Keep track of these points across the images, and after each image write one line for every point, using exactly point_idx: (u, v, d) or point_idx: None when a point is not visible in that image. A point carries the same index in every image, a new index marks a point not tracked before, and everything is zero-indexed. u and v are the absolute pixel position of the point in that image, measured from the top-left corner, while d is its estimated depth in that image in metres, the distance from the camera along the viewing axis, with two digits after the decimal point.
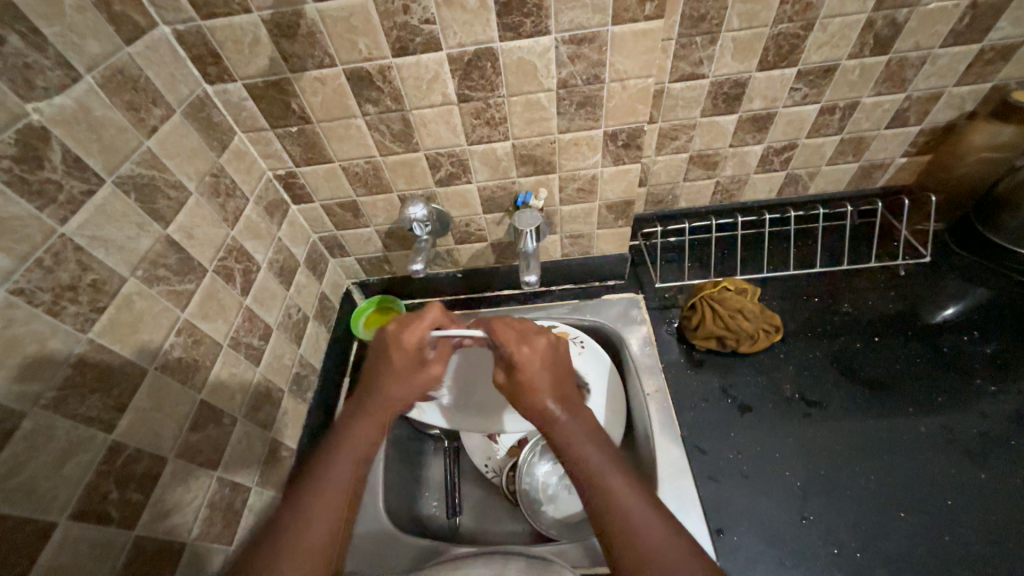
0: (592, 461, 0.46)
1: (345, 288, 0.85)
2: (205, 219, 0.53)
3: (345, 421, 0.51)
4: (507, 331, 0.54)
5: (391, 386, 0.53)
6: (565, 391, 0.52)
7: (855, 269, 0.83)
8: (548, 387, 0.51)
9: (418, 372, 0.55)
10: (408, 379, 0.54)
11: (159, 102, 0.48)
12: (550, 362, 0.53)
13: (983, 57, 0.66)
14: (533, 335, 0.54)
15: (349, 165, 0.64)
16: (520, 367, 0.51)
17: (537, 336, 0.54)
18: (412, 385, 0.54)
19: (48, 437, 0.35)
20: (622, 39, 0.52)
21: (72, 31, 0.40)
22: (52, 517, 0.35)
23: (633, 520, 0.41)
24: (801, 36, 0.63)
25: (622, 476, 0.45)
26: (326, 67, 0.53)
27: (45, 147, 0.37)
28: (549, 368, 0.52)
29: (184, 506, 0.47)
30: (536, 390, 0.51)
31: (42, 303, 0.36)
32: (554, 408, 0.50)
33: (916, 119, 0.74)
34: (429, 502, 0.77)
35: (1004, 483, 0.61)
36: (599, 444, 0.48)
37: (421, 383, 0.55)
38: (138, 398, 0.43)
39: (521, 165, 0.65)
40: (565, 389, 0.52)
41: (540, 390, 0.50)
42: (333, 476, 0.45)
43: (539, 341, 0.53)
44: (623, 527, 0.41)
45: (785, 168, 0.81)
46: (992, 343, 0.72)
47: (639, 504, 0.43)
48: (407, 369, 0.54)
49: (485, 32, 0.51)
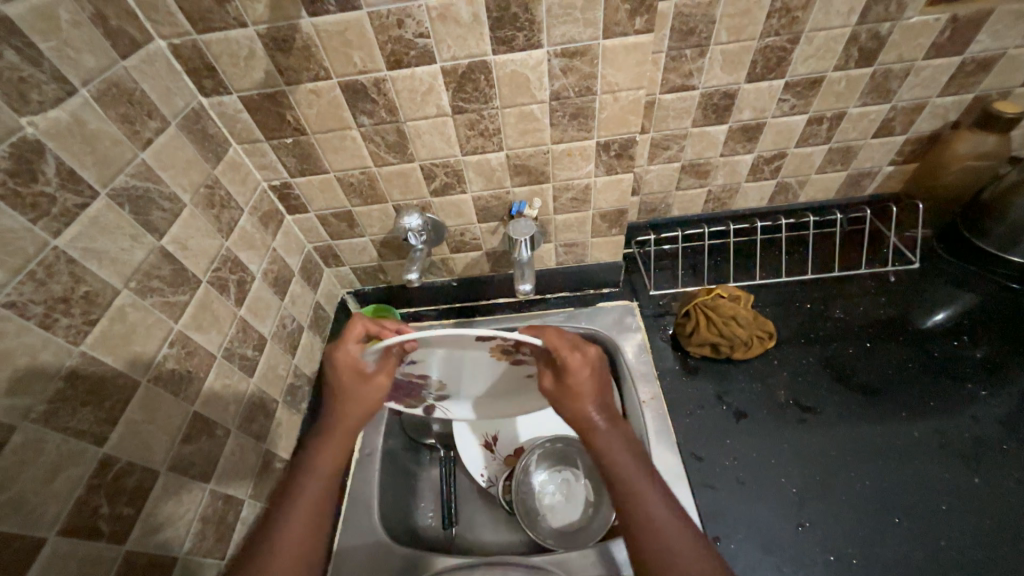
0: (626, 474, 0.45)
1: (340, 297, 0.85)
2: (200, 230, 0.53)
3: (313, 438, 0.50)
4: (558, 335, 0.48)
5: (347, 402, 0.51)
6: (609, 401, 0.50)
7: (846, 276, 0.84)
8: (592, 398, 0.48)
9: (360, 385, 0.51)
10: (354, 395, 0.51)
11: (154, 115, 0.48)
12: (596, 370, 0.49)
13: (965, 68, 0.68)
14: (584, 342, 0.49)
15: (344, 176, 0.65)
16: (568, 372, 0.48)
17: (587, 343, 0.50)
18: (361, 397, 0.51)
19: (39, 451, 0.35)
20: (613, 52, 0.53)
21: (68, 46, 0.40)
22: (40, 533, 0.34)
23: (664, 533, 0.42)
24: (788, 49, 0.64)
25: (657, 489, 0.45)
26: (322, 80, 0.54)
27: (39, 160, 0.37)
28: (597, 378, 0.49)
29: (175, 519, 0.46)
30: (580, 397, 0.48)
31: (33, 315, 0.36)
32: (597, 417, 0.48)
33: (902, 129, 0.76)
34: (425, 513, 0.76)
35: (996, 486, 0.61)
36: (638, 456, 0.47)
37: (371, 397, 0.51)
38: (130, 410, 0.42)
39: (515, 175, 0.66)
40: (608, 398, 0.50)
41: (585, 398, 0.48)
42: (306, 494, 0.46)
43: (587, 348, 0.50)
44: (652, 540, 0.42)
45: (776, 176, 0.82)
46: (981, 347, 0.73)
47: (668, 519, 0.43)
48: (349, 385, 0.51)
49: (478, 46, 0.52)
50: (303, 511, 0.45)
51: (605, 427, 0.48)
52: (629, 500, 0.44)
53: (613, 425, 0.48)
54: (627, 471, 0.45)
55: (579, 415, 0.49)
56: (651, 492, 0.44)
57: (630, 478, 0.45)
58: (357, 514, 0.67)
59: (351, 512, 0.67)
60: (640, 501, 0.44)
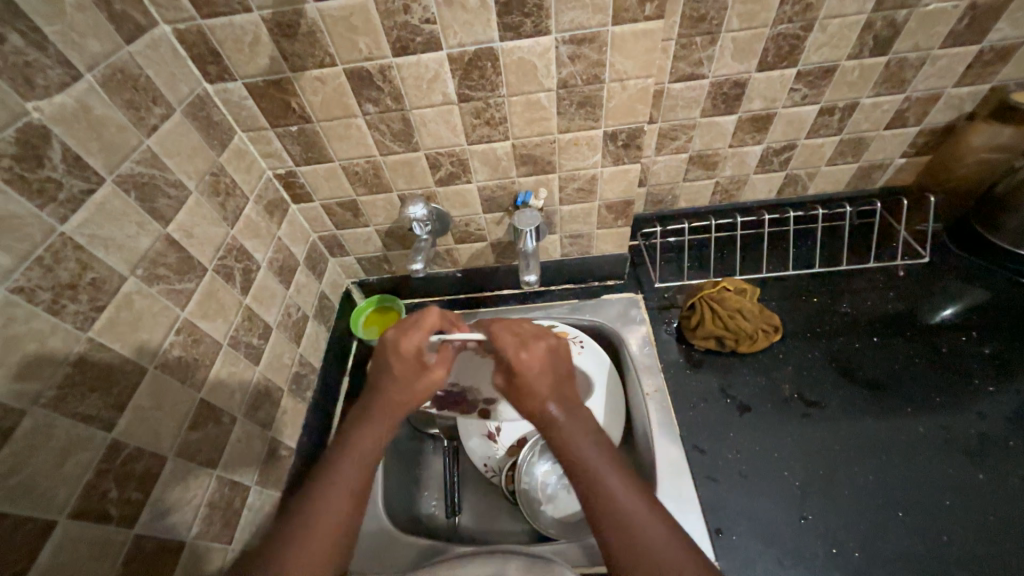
0: (591, 463, 0.45)
1: (345, 287, 0.85)
2: (205, 218, 0.53)
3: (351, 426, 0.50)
4: (506, 338, 0.54)
5: (399, 390, 0.52)
6: (565, 394, 0.51)
7: (854, 270, 0.83)
8: (547, 392, 0.50)
9: (419, 376, 0.53)
10: (410, 385, 0.53)
11: (159, 101, 0.48)
12: (550, 365, 0.52)
13: (983, 58, 0.66)
14: (531, 340, 0.53)
15: (349, 165, 0.64)
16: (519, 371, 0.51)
17: (537, 340, 0.53)
18: (415, 389, 0.53)
19: (48, 435, 0.35)
20: (622, 39, 0.52)
21: (72, 30, 0.40)
22: (51, 516, 0.35)
23: (631, 522, 0.42)
24: (801, 37, 0.63)
25: (620, 478, 0.45)
26: (326, 67, 0.53)
27: (45, 146, 0.37)
28: (548, 373, 0.51)
29: (183, 504, 0.47)
30: (536, 394, 0.50)
31: (41, 301, 0.36)
32: (553, 409, 0.49)
33: (915, 120, 0.74)
34: (428, 502, 0.77)
35: (1001, 482, 0.61)
36: (599, 445, 0.47)
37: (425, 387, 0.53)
38: (137, 397, 0.43)
39: (521, 165, 0.65)
40: (565, 390, 0.51)
41: (541, 394, 0.50)
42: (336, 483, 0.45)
43: (536, 346, 0.53)
44: (620, 530, 0.42)
45: (785, 168, 0.81)
46: (990, 343, 0.72)
47: (637, 507, 0.43)
48: (406, 374, 0.53)
49: (485, 32, 0.51)
50: (341, 497, 0.45)
51: (563, 419, 0.48)
52: (593, 492, 0.44)
53: (572, 417, 0.49)
54: (589, 461, 0.46)
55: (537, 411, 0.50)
56: (616, 482, 0.44)
57: (592, 467, 0.45)
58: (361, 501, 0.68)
59: None
60: (606, 493, 0.44)
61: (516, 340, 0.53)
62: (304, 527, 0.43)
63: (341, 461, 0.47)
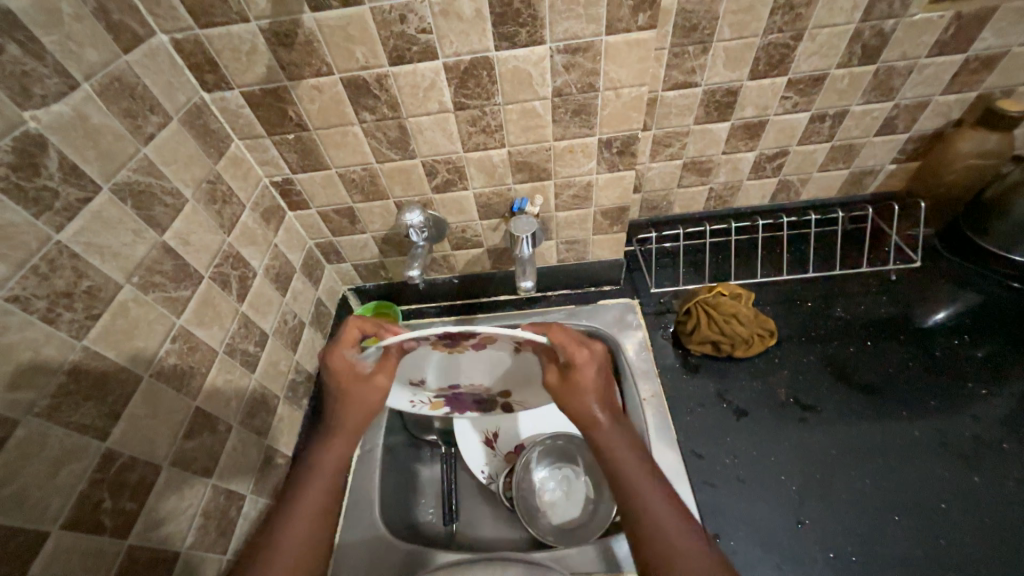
0: (628, 471, 0.46)
1: (342, 294, 0.85)
2: (202, 226, 0.53)
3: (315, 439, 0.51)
4: (563, 334, 0.51)
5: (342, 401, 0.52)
6: (612, 398, 0.51)
7: (847, 274, 0.84)
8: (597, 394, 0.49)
9: (356, 384, 0.53)
10: (352, 395, 0.53)
11: (156, 110, 0.48)
12: (601, 368, 0.51)
13: (969, 66, 0.68)
14: (586, 342, 0.51)
15: (345, 172, 0.65)
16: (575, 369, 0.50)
17: (593, 340, 0.52)
18: (358, 395, 0.53)
19: (42, 444, 0.35)
20: (616, 49, 0.53)
21: (70, 40, 0.40)
22: (44, 527, 0.34)
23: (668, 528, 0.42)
24: (792, 46, 0.64)
25: (661, 487, 0.45)
26: (324, 75, 0.54)
27: (41, 155, 0.37)
28: (601, 374, 0.50)
29: (178, 514, 0.46)
30: (586, 394, 0.49)
31: (37, 310, 0.36)
32: (601, 414, 0.48)
33: (904, 127, 0.76)
34: (425, 510, 0.76)
35: (995, 485, 0.61)
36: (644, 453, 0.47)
37: (371, 396, 0.53)
38: (132, 405, 0.42)
39: (517, 172, 0.66)
40: (612, 394, 0.51)
41: (588, 395, 0.49)
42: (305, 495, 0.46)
43: (592, 346, 0.51)
44: (654, 536, 0.42)
45: (778, 174, 0.82)
46: (982, 347, 0.73)
47: (670, 515, 0.43)
48: (348, 386, 0.53)
49: (480, 41, 0.52)
50: (310, 509, 0.45)
51: (605, 422, 0.48)
52: (633, 496, 0.45)
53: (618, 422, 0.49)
54: (627, 466, 0.46)
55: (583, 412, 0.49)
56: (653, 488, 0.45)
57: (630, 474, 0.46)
58: (358, 509, 0.67)
59: (352, 508, 0.67)
60: (647, 505, 0.44)
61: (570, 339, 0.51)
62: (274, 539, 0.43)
63: (307, 474, 0.48)
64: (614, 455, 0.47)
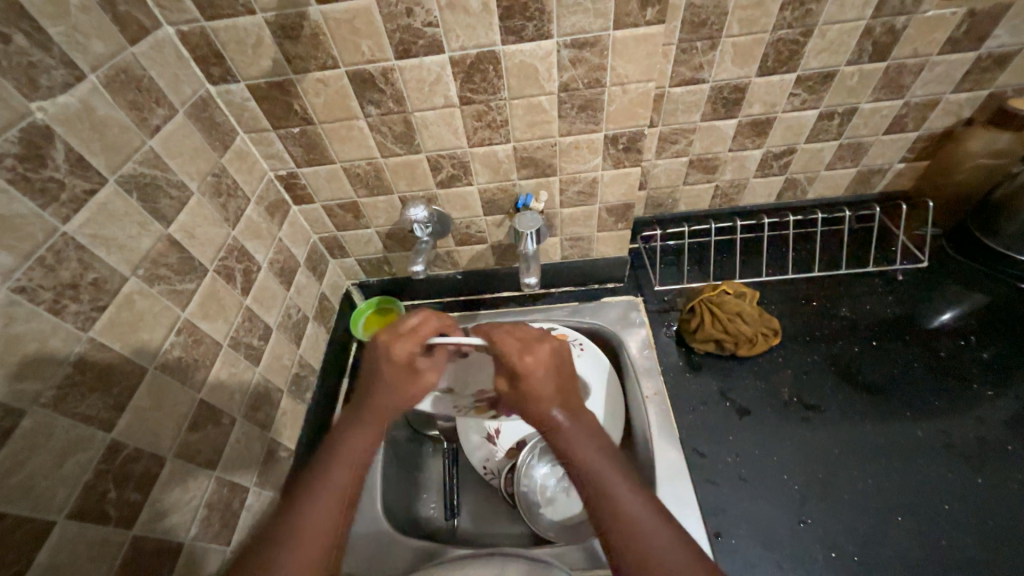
0: (593, 468, 0.45)
1: (345, 288, 0.85)
2: (207, 219, 0.53)
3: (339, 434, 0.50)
4: (509, 339, 0.52)
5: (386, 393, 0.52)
6: (570, 397, 0.50)
7: (852, 274, 0.84)
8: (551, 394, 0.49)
9: (412, 379, 0.53)
10: (403, 389, 0.53)
11: (161, 102, 0.48)
12: (553, 367, 0.51)
13: (980, 64, 0.67)
14: (532, 345, 0.51)
15: (350, 166, 0.65)
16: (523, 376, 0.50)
17: (539, 343, 0.52)
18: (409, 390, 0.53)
19: (48, 435, 0.35)
20: (624, 44, 0.52)
21: (76, 31, 0.40)
22: (50, 516, 0.35)
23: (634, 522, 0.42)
24: (801, 42, 0.63)
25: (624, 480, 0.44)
26: (329, 69, 0.54)
27: (48, 146, 0.37)
28: (552, 374, 0.50)
29: (181, 506, 0.46)
30: (541, 398, 0.49)
31: (43, 301, 0.36)
32: (558, 414, 0.48)
33: (914, 126, 0.75)
34: (427, 504, 0.76)
35: (998, 488, 0.61)
36: (601, 449, 0.47)
37: (414, 393, 0.53)
38: (137, 397, 0.43)
39: (522, 167, 0.65)
40: (569, 392, 0.50)
41: (545, 397, 0.49)
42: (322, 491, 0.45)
43: (539, 348, 0.51)
44: (625, 531, 0.41)
45: (784, 172, 0.82)
46: (988, 348, 0.73)
47: (637, 508, 0.43)
48: (397, 380, 0.52)
49: (487, 36, 0.51)
50: (332, 498, 0.45)
51: (564, 421, 0.48)
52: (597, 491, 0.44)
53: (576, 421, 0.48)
54: (592, 463, 0.46)
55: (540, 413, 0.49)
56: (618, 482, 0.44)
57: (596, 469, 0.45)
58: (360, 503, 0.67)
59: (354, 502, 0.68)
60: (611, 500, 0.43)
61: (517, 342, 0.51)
62: (299, 526, 0.43)
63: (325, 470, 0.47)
64: (578, 453, 0.46)
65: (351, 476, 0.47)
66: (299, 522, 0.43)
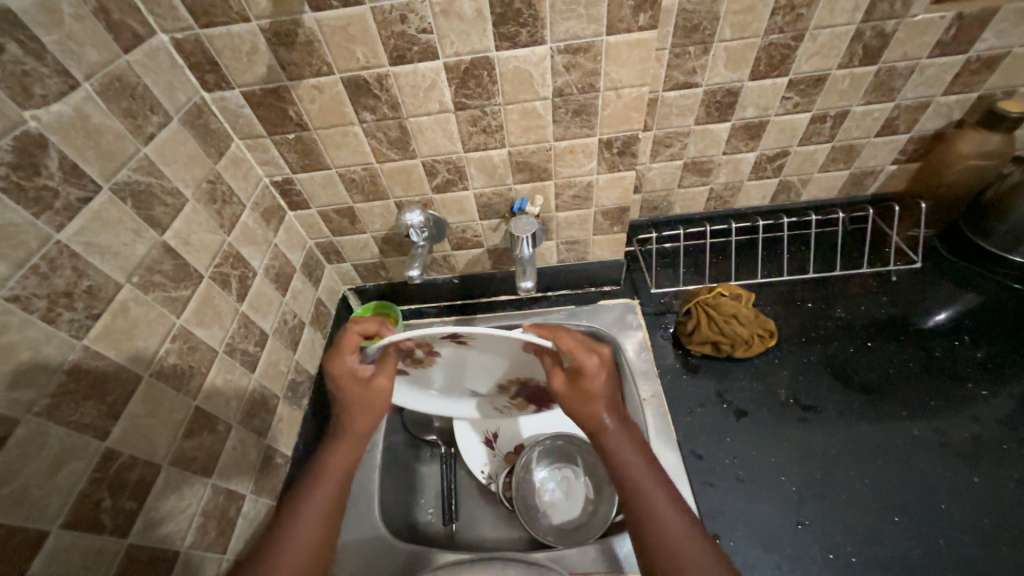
0: (636, 473, 0.47)
1: (342, 293, 0.85)
2: (202, 225, 0.53)
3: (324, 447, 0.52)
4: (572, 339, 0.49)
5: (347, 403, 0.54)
6: (619, 400, 0.51)
7: (847, 275, 0.84)
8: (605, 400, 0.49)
9: (354, 386, 0.54)
10: (357, 399, 0.54)
11: (156, 109, 0.48)
12: (608, 372, 0.50)
13: (970, 67, 0.68)
14: (594, 349, 0.50)
15: (346, 172, 0.65)
16: (586, 376, 0.49)
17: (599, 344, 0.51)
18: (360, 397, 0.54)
19: (42, 443, 0.35)
20: (617, 49, 0.53)
21: (71, 39, 0.40)
22: (43, 526, 0.34)
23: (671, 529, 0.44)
24: (792, 46, 0.64)
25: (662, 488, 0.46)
26: (324, 75, 0.54)
27: (42, 154, 0.37)
28: (609, 378, 0.50)
29: (177, 513, 0.46)
30: (594, 400, 0.49)
31: (37, 309, 0.36)
32: (607, 418, 0.49)
33: (906, 128, 0.76)
34: (425, 509, 0.76)
35: (995, 486, 0.61)
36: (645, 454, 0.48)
37: (375, 400, 0.54)
38: (132, 405, 0.42)
39: (517, 172, 0.66)
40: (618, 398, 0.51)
41: (597, 401, 0.49)
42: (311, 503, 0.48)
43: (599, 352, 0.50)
44: (663, 535, 0.43)
45: (778, 175, 0.82)
46: (982, 347, 0.73)
47: (675, 516, 0.45)
48: (352, 393, 0.53)
49: (481, 41, 0.51)
50: (315, 511, 0.47)
51: (614, 424, 0.49)
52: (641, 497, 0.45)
53: (624, 426, 0.49)
54: (635, 468, 0.47)
55: (591, 415, 0.49)
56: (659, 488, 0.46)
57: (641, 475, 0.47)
58: (357, 508, 0.67)
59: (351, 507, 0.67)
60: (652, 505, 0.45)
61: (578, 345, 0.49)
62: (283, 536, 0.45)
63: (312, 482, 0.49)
64: (624, 457, 0.48)
65: (336, 487, 0.50)
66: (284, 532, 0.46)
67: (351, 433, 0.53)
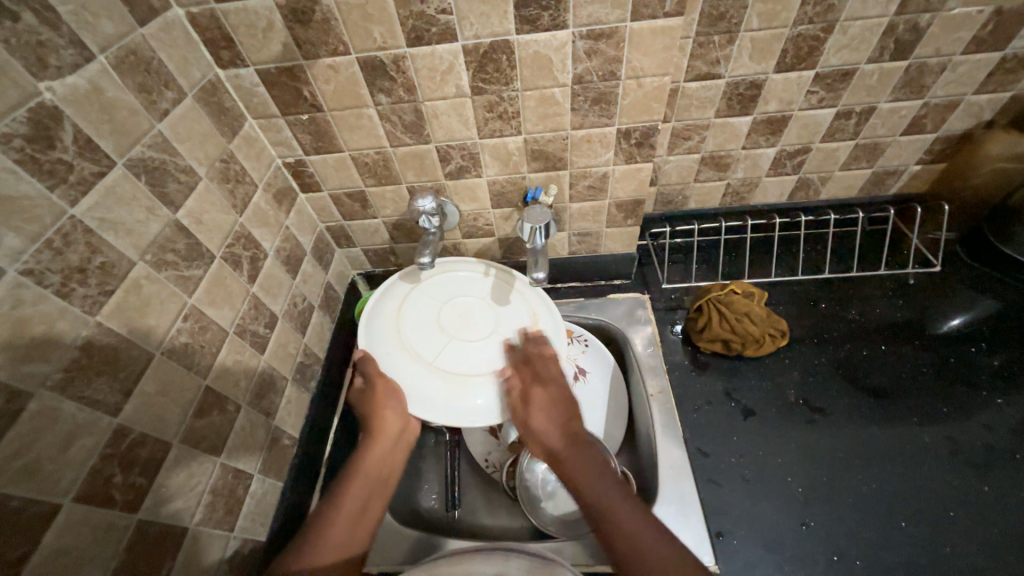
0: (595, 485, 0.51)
1: (351, 278, 0.85)
2: (214, 205, 0.52)
3: (352, 468, 0.55)
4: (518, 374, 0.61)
5: (382, 424, 0.57)
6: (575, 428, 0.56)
7: (862, 277, 0.83)
8: (559, 433, 0.55)
9: (393, 408, 0.59)
10: (385, 432, 0.57)
11: (171, 86, 0.48)
12: (556, 405, 0.57)
13: (1005, 65, 0.65)
14: (545, 381, 0.59)
15: (358, 155, 0.64)
16: (530, 405, 0.57)
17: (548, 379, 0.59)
18: (402, 414, 0.59)
19: (54, 419, 0.35)
20: (641, 35, 0.51)
21: (86, 10, 0.39)
22: (56, 499, 0.35)
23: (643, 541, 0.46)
24: (821, 39, 0.62)
25: (625, 500, 0.49)
26: (340, 55, 0.53)
27: (56, 127, 0.36)
28: (557, 413, 0.57)
29: (187, 490, 0.46)
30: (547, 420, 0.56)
31: (51, 284, 0.36)
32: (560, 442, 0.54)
33: (933, 127, 0.73)
34: (428, 495, 0.77)
35: (1004, 495, 0.60)
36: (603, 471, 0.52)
37: (408, 436, 0.59)
38: (143, 383, 0.43)
39: (532, 160, 0.65)
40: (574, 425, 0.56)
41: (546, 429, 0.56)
42: (340, 518, 0.51)
43: (542, 391, 0.58)
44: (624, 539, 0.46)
45: (798, 172, 0.80)
46: (998, 355, 0.72)
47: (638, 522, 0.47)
48: (390, 433, 0.57)
49: (501, 24, 0.50)
50: (341, 523, 0.51)
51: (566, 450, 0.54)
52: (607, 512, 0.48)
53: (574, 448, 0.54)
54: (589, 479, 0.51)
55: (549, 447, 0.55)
56: (629, 507, 0.49)
57: (609, 495, 0.50)
58: None
59: None
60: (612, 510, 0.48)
61: (528, 379, 0.60)
62: (314, 538, 0.49)
63: (340, 498, 0.53)
64: (589, 477, 0.51)
65: (361, 503, 0.53)
66: (316, 538, 0.49)
67: (377, 461, 0.56)
